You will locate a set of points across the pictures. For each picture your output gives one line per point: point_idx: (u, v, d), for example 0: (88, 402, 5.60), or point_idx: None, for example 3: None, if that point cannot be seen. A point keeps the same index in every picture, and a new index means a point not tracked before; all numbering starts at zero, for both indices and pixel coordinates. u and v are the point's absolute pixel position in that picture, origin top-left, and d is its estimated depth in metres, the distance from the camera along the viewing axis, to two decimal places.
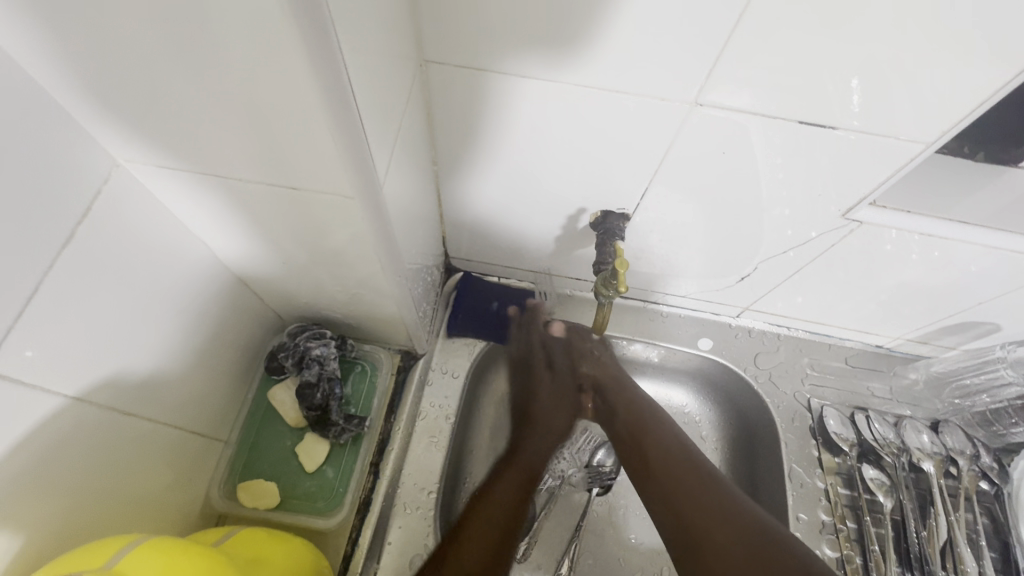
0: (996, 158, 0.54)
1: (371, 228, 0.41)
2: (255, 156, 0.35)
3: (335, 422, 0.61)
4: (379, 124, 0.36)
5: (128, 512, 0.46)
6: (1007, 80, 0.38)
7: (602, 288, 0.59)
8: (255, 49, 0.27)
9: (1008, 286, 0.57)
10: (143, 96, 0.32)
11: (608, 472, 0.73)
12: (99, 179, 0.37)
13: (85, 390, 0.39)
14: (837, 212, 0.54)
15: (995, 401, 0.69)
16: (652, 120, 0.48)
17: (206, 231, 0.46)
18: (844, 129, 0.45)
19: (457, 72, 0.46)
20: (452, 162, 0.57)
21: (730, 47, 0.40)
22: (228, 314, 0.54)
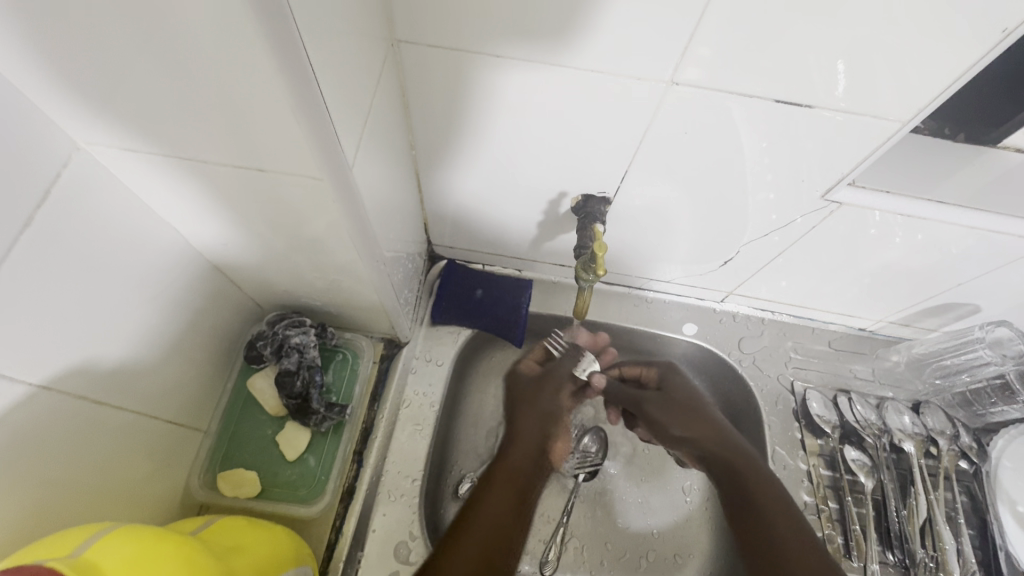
0: (976, 140, 0.53)
1: (344, 212, 0.41)
2: (219, 137, 0.35)
3: (316, 410, 0.61)
4: (346, 104, 0.35)
5: (105, 502, 0.46)
6: (981, 54, 0.38)
7: (582, 271, 0.59)
8: (207, 23, 0.26)
9: (986, 267, 0.58)
10: (97, 75, 0.31)
11: (594, 457, 0.74)
12: (59, 162, 0.36)
13: (51, 379, 0.38)
14: (817, 194, 0.54)
15: (974, 381, 0.69)
16: (631, 101, 0.47)
17: (176, 217, 0.45)
18: (821, 107, 0.44)
19: (431, 53, 0.45)
20: (432, 148, 0.57)
21: (704, 25, 0.39)
22: (204, 303, 0.54)
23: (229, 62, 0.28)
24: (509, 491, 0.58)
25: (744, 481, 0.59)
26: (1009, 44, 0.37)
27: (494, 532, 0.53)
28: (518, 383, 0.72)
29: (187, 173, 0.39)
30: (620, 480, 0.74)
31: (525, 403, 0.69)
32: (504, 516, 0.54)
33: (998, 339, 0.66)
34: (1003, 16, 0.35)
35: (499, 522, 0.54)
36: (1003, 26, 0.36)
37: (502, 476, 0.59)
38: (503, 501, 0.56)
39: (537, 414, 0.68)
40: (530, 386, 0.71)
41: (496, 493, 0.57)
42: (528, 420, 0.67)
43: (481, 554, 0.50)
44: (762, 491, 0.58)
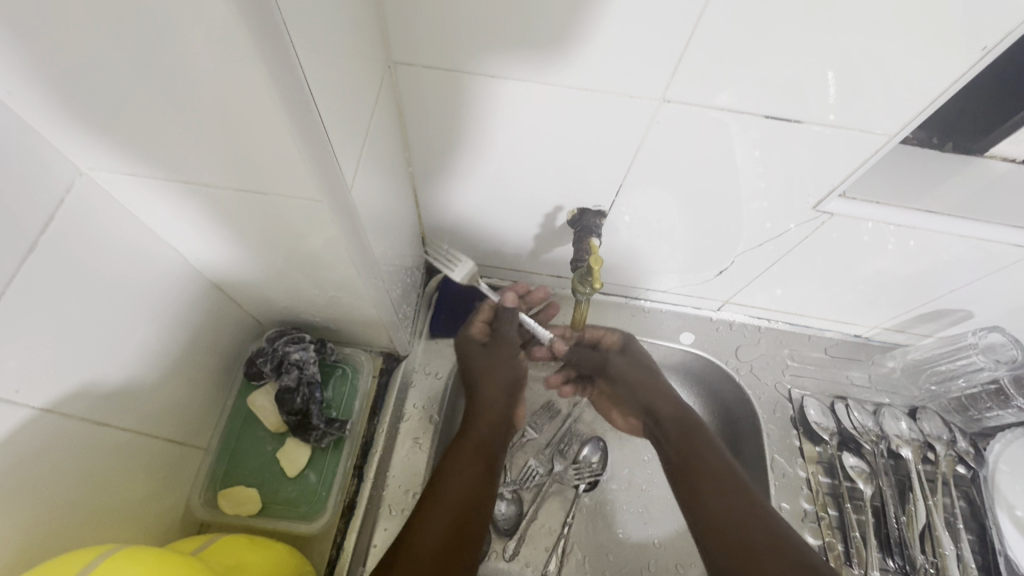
0: (963, 148, 0.55)
1: (342, 229, 0.41)
2: (221, 161, 0.35)
3: (317, 426, 0.61)
4: (343, 124, 0.36)
5: (106, 523, 0.46)
6: (963, 70, 0.39)
7: (579, 284, 0.60)
8: (211, 54, 0.27)
9: (978, 274, 0.59)
10: (101, 104, 0.32)
11: (594, 467, 0.74)
12: (62, 188, 0.37)
13: (54, 401, 0.39)
14: (808, 205, 0.55)
15: (971, 386, 0.69)
16: (624, 117, 0.48)
17: (177, 238, 0.46)
18: (811, 122, 0.45)
19: (428, 73, 0.46)
20: (429, 164, 0.57)
21: (693, 44, 0.40)
22: (204, 321, 0.54)
23: (230, 90, 0.29)
24: (476, 461, 0.60)
25: (693, 443, 0.63)
26: (990, 60, 0.38)
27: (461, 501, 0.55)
28: (470, 352, 0.70)
29: (188, 195, 0.40)
30: (620, 490, 0.74)
31: (482, 373, 0.69)
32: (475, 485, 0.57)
33: (991, 345, 0.66)
34: (982, 35, 0.37)
35: (465, 491, 0.56)
36: (982, 44, 0.37)
37: (470, 449, 0.60)
38: (465, 472, 0.58)
39: (496, 384, 0.68)
40: (487, 355, 0.70)
41: (462, 466, 0.58)
42: (489, 389, 0.68)
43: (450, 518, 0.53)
44: (700, 452, 0.62)
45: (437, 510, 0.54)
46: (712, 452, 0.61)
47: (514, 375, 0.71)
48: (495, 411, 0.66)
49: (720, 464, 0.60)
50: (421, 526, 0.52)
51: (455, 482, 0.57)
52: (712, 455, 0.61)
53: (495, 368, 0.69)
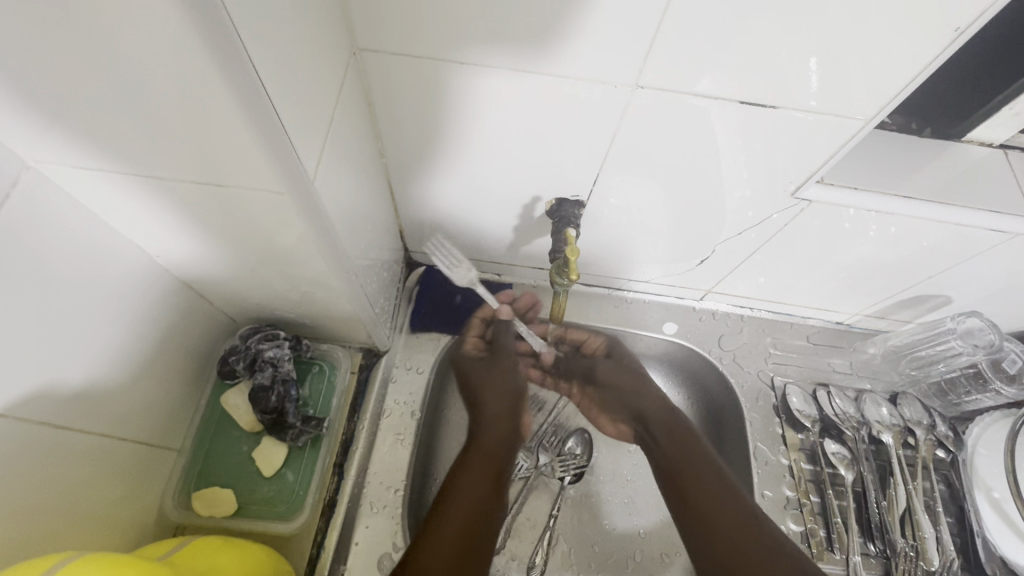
0: (942, 134, 0.56)
1: (309, 223, 0.40)
2: (174, 152, 0.34)
3: (293, 425, 0.60)
4: (302, 113, 0.35)
5: (75, 528, 0.45)
6: (936, 52, 0.39)
7: (557, 276, 0.59)
8: (151, 38, 0.26)
9: (955, 259, 0.59)
10: (41, 93, 0.30)
11: (578, 459, 0.74)
12: (8, 183, 0.35)
13: (9, 405, 0.37)
14: (786, 192, 0.54)
15: (949, 370, 0.69)
16: (599, 104, 0.47)
17: (139, 234, 0.44)
18: (787, 107, 0.45)
19: (397, 60, 0.45)
20: (403, 155, 0.56)
21: (665, 27, 0.39)
22: (174, 320, 0.53)
23: (177, 78, 0.28)
24: (484, 472, 0.61)
25: (684, 454, 0.63)
26: (962, 42, 0.38)
27: (472, 512, 0.56)
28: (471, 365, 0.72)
29: (146, 189, 0.38)
30: (605, 481, 0.74)
31: (486, 387, 0.70)
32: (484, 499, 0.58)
33: (969, 330, 0.66)
34: (955, 16, 0.36)
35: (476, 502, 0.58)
36: (955, 25, 0.37)
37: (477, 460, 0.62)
38: (475, 484, 0.59)
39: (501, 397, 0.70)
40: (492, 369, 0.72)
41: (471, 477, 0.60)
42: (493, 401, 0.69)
43: (461, 526, 0.54)
44: (690, 466, 0.62)
45: (449, 519, 0.54)
46: (712, 468, 0.61)
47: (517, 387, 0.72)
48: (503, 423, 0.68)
49: (717, 478, 0.60)
50: (435, 532, 0.53)
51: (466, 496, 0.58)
52: (709, 470, 0.61)
53: (499, 381, 0.71)
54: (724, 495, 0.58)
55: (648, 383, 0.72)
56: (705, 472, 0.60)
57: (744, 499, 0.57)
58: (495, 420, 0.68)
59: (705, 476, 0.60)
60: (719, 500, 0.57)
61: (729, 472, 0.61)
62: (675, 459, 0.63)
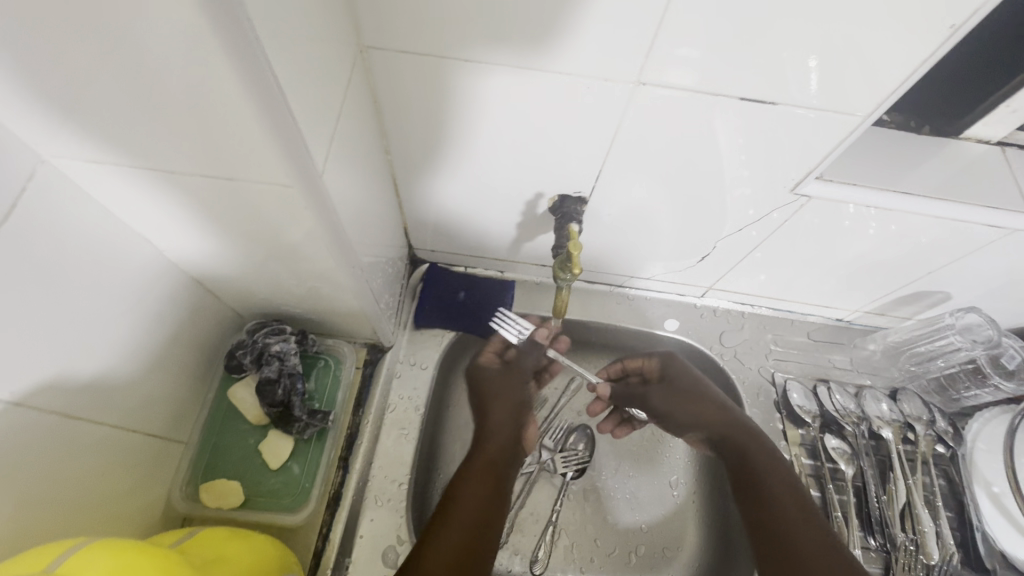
0: (940, 132, 0.57)
1: (316, 216, 0.41)
2: (186, 147, 0.35)
3: (299, 418, 0.61)
4: (310, 108, 0.35)
5: (84, 518, 0.45)
6: (932, 49, 0.39)
7: (559, 272, 0.59)
8: (166, 33, 0.27)
9: (954, 255, 0.59)
10: (60, 88, 0.31)
11: (581, 455, 0.74)
12: (24, 176, 0.36)
13: (23, 394, 0.38)
14: (786, 188, 0.55)
15: (948, 366, 0.70)
16: (601, 101, 0.48)
17: (149, 229, 0.45)
18: (786, 104, 0.46)
19: (402, 57, 0.46)
20: (408, 153, 0.57)
21: (666, 26, 0.40)
22: (182, 314, 0.53)
23: (190, 72, 0.29)
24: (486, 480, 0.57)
25: (750, 464, 0.62)
26: (957, 39, 0.39)
27: (473, 523, 0.53)
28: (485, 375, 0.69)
29: (157, 183, 0.39)
30: (608, 477, 0.74)
31: (490, 395, 0.67)
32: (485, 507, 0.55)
33: (967, 326, 0.66)
34: (948, 14, 0.37)
35: (477, 512, 0.54)
36: (950, 22, 0.37)
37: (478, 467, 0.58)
38: (477, 494, 0.55)
39: (509, 403, 0.66)
40: (500, 378, 0.68)
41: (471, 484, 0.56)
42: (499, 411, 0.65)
43: (461, 537, 0.51)
44: (769, 477, 0.60)
45: (448, 532, 0.51)
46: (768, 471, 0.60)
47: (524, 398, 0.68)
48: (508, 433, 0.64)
49: (790, 487, 0.59)
50: (432, 546, 0.49)
51: (466, 505, 0.54)
52: (782, 476, 0.60)
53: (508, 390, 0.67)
54: (804, 510, 0.57)
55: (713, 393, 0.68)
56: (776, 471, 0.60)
57: (808, 504, 0.58)
58: (499, 428, 0.64)
59: (779, 485, 0.59)
60: (789, 508, 0.57)
61: (793, 473, 0.61)
62: (742, 467, 0.62)
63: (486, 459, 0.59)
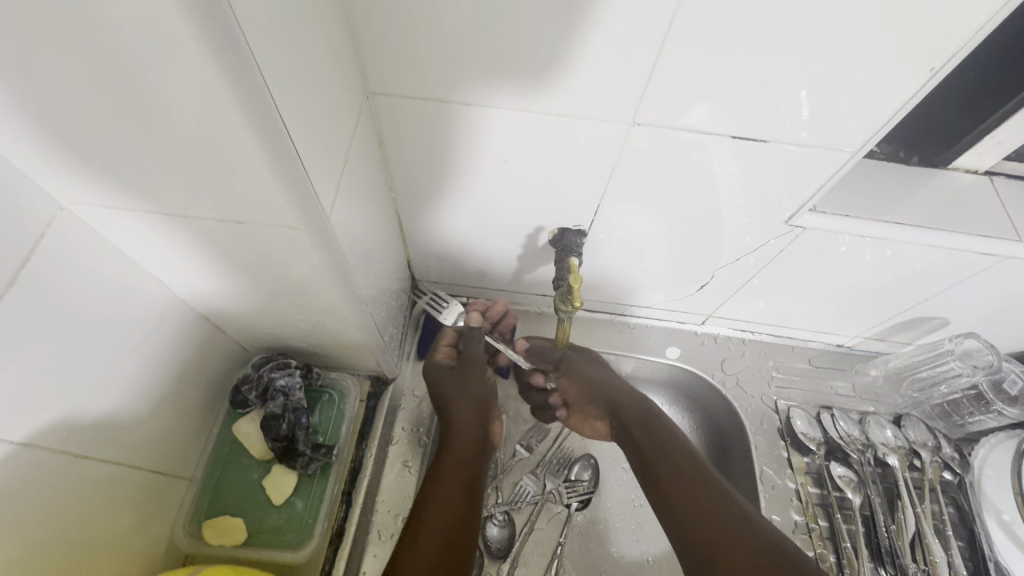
0: (929, 162, 0.59)
1: (322, 254, 0.42)
2: (198, 192, 0.36)
3: (303, 453, 0.60)
4: (318, 153, 0.37)
5: (83, 557, 0.45)
6: (913, 89, 0.41)
7: (560, 303, 0.60)
8: (179, 88, 0.28)
9: (952, 281, 0.60)
10: (79, 141, 0.32)
11: (585, 486, 0.73)
12: (44, 223, 0.37)
13: (34, 435, 0.38)
14: (781, 220, 0.56)
15: (951, 392, 0.69)
16: (596, 139, 0.49)
17: (159, 269, 0.46)
18: (773, 141, 0.47)
19: (405, 102, 0.48)
20: (411, 189, 0.58)
21: (657, 72, 0.42)
22: (189, 350, 0.54)
23: (204, 126, 0.30)
24: (458, 483, 0.57)
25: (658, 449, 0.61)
26: (936, 80, 0.41)
27: (451, 527, 0.53)
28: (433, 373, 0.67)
29: (167, 226, 0.40)
30: (614, 507, 0.73)
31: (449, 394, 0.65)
32: (459, 504, 0.55)
33: (966, 351, 0.67)
34: (927, 57, 0.39)
35: (454, 513, 0.55)
36: (929, 65, 0.39)
37: (450, 468, 0.58)
38: (452, 496, 0.56)
39: (470, 400, 0.66)
40: (454, 376, 0.67)
41: (443, 486, 0.56)
42: (463, 409, 0.65)
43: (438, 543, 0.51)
44: (677, 462, 0.59)
45: (425, 537, 0.52)
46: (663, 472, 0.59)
47: (484, 391, 0.67)
48: (472, 431, 0.63)
49: (720, 493, 0.55)
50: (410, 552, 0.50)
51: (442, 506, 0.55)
52: (690, 459, 0.60)
53: (467, 387, 0.67)
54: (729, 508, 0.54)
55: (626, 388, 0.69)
56: (704, 476, 0.57)
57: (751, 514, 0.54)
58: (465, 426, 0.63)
59: (702, 484, 0.56)
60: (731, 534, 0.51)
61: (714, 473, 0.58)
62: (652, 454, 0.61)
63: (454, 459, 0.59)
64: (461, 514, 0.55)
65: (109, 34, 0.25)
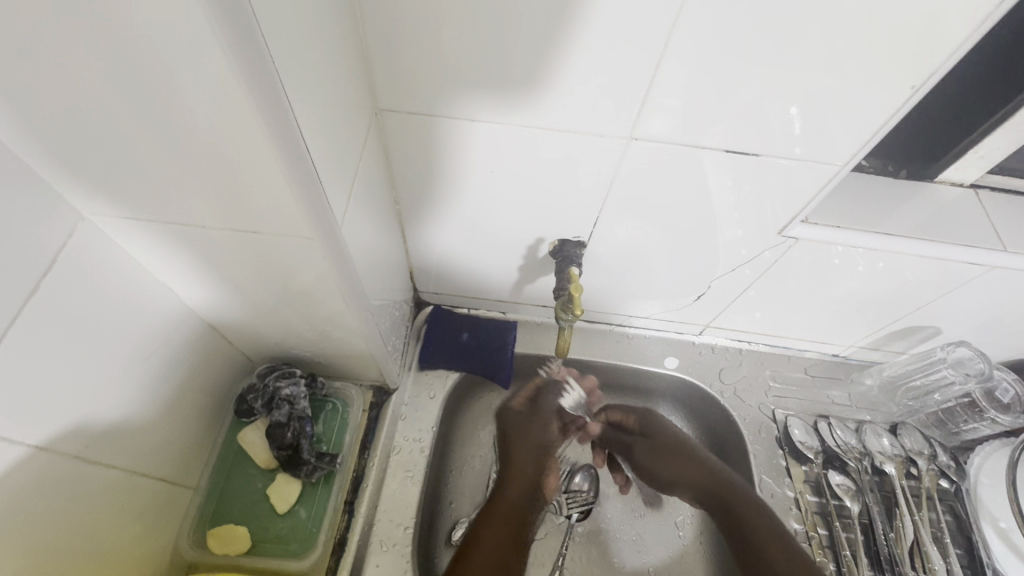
0: (918, 175, 0.60)
1: (332, 264, 0.43)
2: (217, 204, 0.37)
3: (307, 461, 0.61)
4: (331, 167, 0.38)
5: (93, 562, 0.46)
6: (896, 105, 0.44)
7: (562, 312, 0.62)
8: (205, 103, 0.29)
9: (942, 290, 0.61)
10: (105, 154, 0.34)
11: (586, 496, 0.74)
12: (65, 232, 0.38)
13: (49, 439, 0.39)
14: (775, 230, 0.58)
15: (945, 401, 0.70)
16: (596, 153, 0.51)
17: (173, 280, 0.47)
18: (765, 155, 0.49)
19: (412, 117, 0.49)
20: (416, 202, 0.60)
21: (654, 89, 0.44)
22: (197, 360, 0.55)
23: (225, 139, 0.32)
24: (505, 528, 0.62)
25: (726, 492, 0.66)
26: (918, 98, 0.43)
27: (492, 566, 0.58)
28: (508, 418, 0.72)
29: (183, 237, 0.41)
30: (615, 518, 0.74)
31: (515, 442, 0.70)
32: (502, 551, 0.60)
33: (959, 359, 0.67)
34: (909, 75, 0.41)
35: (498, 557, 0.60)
36: (911, 82, 0.42)
37: (500, 514, 0.63)
38: (501, 539, 0.61)
39: (529, 448, 0.70)
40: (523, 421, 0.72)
41: (492, 531, 0.62)
42: (521, 458, 0.69)
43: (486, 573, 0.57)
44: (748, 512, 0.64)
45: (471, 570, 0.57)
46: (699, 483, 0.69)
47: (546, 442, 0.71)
48: (525, 479, 0.68)
49: (768, 528, 0.62)
50: None
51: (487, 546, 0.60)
52: (747, 499, 0.65)
53: (530, 435, 0.71)
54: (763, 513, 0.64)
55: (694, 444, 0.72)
56: (752, 512, 0.64)
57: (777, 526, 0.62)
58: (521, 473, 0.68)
59: (741, 508, 0.65)
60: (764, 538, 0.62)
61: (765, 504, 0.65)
62: (723, 487, 0.67)
63: (509, 503, 0.65)
64: (504, 561, 0.60)
65: (144, 51, 0.27)
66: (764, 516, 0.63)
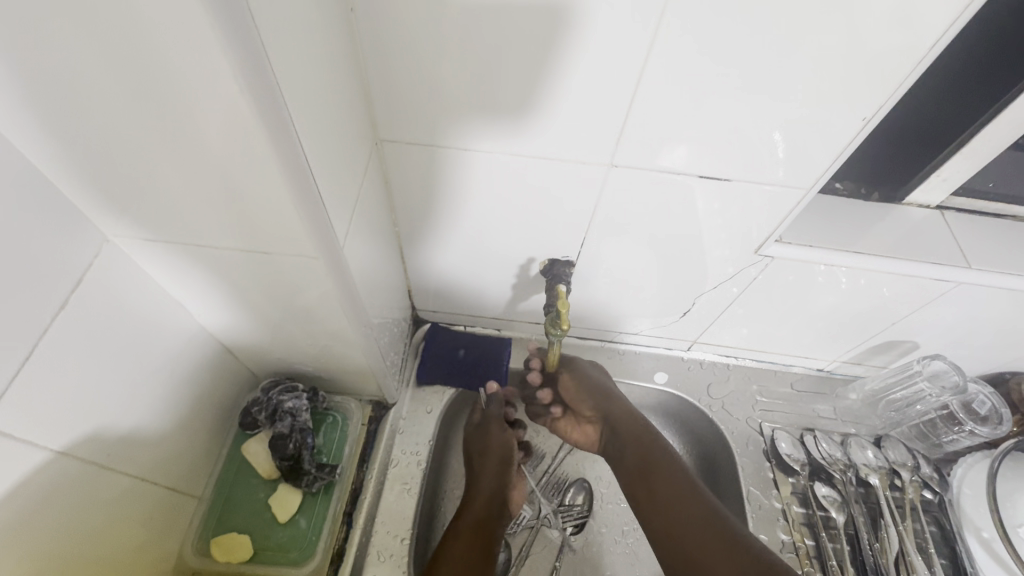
0: (887, 197, 0.64)
1: (334, 282, 0.46)
2: (231, 226, 0.41)
3: (308, 471, 0.63)
4: (335, 193, 0.42)
5: (99, 567, 0.48)
6: (851, 135, 0.48)
7: (551, 326, 0.65)
8: (226, 138, 0.33)
9: (915, 304, 0.64)
10: (134, 183, 0.38)
11: (580, 510, 0.76)
12: (92, 253, 0.42)
13: (69, 444, 0.42)
14: (753, 248, 0.61)
15: (925, 412, 0.73)
16: (581, 179, 0.55)
17: (186, 298, 0.51)
18: (737, 179, 0.53)
19: (411, 146, 0.53)
20: (414, 225, 0.63)
21: (631, 120, 0.48)
22: (206, 374, 0.58)
23: (242, 169, 0.35)
24: (473, 543, 0.62)
25: (651, 468, 0.65)
26: (870, 128, 0.47)
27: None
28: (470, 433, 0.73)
29: (198, 258, 0.45)
30: (609, 531, 0.75)
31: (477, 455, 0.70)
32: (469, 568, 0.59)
33: (935, 373, 0.70)
34: (859, 108, 0.46)
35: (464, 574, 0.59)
36: (861, 115, 0.46)
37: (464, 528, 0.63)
38: (467, 554, 0.61)
39: (492, 458, 0.70)
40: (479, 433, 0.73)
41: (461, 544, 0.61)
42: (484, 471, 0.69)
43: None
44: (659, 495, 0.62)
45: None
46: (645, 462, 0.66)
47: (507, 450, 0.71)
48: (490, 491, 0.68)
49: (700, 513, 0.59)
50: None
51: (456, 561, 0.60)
52: (676, 477, 0.63)
53: (490, 447, 0.71)
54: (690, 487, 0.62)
55: (619, 394, 0.73)
56: (673, 479, 0.63)
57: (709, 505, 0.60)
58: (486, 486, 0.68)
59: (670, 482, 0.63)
60: (694, 516, 0.59)
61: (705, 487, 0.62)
62: (647, 472, 0.65)
63: (474, 519, 0.64)
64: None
65: (173, 94, 0.31)
66: (687, 484, 0.62)
